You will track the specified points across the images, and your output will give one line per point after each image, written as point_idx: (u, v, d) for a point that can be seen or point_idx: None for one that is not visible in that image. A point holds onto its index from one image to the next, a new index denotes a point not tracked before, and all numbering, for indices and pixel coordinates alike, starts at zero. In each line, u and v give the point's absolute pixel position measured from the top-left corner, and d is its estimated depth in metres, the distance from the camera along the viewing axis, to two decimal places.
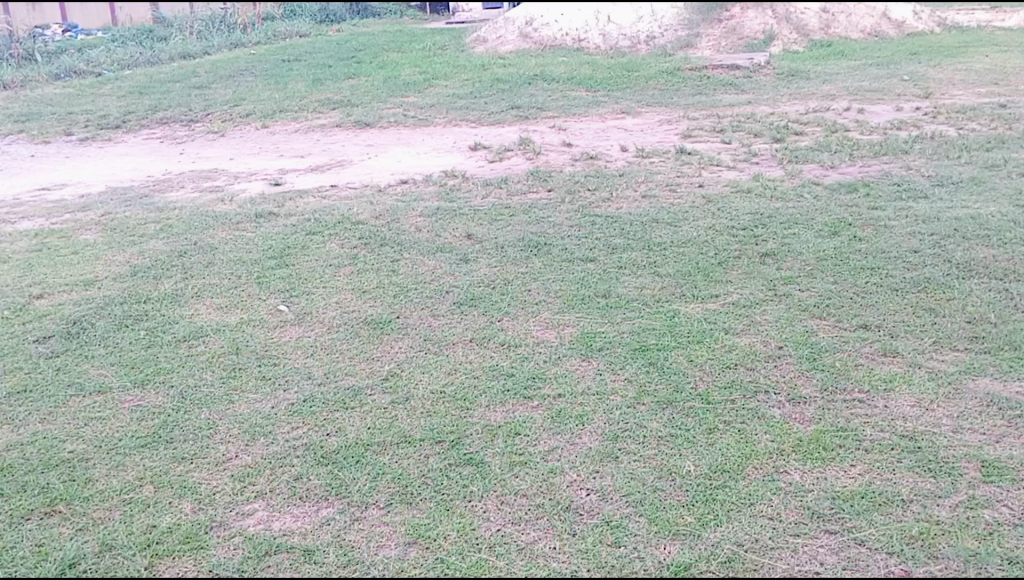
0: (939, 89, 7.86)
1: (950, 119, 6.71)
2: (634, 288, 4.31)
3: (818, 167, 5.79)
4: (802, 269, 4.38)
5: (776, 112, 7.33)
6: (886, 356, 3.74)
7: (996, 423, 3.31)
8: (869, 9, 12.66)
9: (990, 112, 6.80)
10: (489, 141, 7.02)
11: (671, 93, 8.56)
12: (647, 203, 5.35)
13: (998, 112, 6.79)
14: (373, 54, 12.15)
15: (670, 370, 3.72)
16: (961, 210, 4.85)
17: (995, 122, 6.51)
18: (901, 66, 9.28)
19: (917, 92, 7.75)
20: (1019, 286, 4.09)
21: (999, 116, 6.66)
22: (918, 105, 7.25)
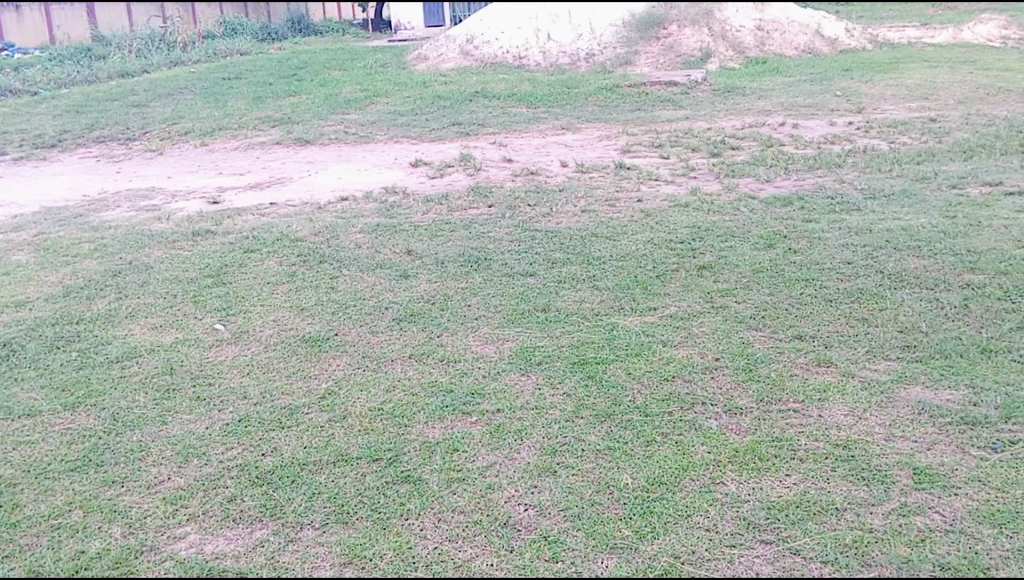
0: (871, 104, 8.04)
1: (882, 133, 6.86)
2: (573, 301, 4.34)
3: (754, 181, 5.88)
4: (739, 281, 4.44)
5: (713, 127, 7.44)
6: (820, 366, 3.79)
7: (928, 431, 3.36)
8: (803, 25, 12.97)
9: (920, 126, 6.95)
10: (430, 157, 7.05)
11: (610, 109, 8.68)
12: (587, 217, 5.40)
13: (928, 126, 6.95)
14: (315, 73, 12.19)
15: (609, 383, 3.73)
16: (893, 222, 4.96)
17: (925, 136, 6.66)
18: (833, 81, 9.48)
19: (850, 107, 7.92)
20: (949, 295, 4.17)
21: (929, 130, 6.82)
22: (850, 120, 7.41)
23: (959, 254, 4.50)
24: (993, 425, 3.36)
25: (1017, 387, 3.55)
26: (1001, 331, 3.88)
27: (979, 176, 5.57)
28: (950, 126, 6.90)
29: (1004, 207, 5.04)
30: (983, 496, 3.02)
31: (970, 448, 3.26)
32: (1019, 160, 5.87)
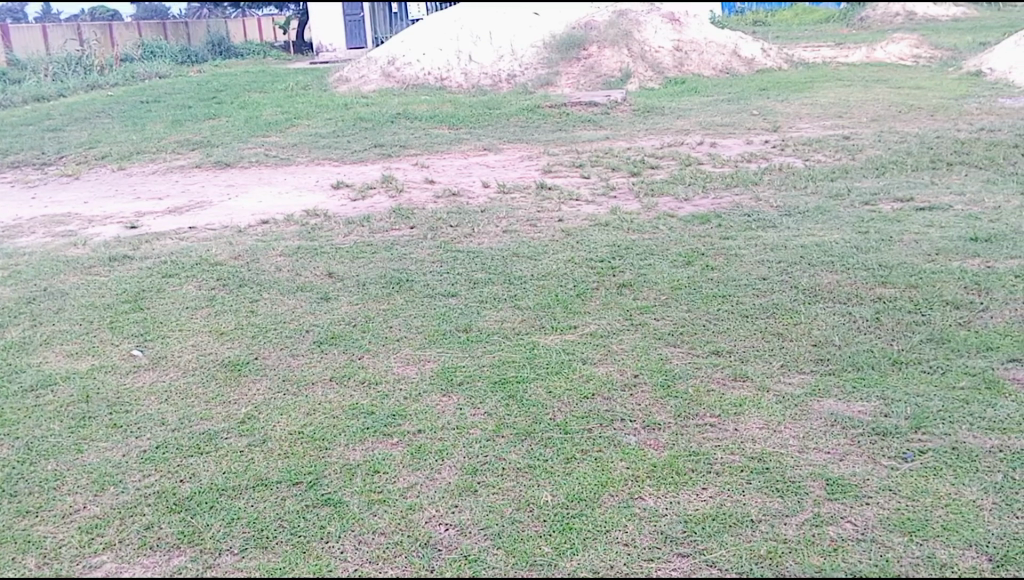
0: (787, 123, 8.23)
1: (797, 151, 7.03)
2: (494, 321, 4.38)
3: (673, 200, 5.98)
4: (658, 298, 4.51)
5: (632, 147, 7.56)
6: (737, 380, 3.86)
7: (840, 442, 3.44)
8: (720, 45, 13.22)
9: (834, 144, 7.13)
10: (352, 179, 7.06)
11: (532, 129, 8.78)
12: (508, 237, 5.46)
13: (842, 143, 7.13)
14: (235, 95, 12.17)
15: (529, 402, 3.77)
16: (807, 238, 5.09)
17: (839, 153, 6.84)
18: (750, 101, 9.68)
19: (766, 126, 8.11)
20: (862, 308, 4.28)
21: (842, 147, 7.00)
22: (767, 139, 7.58)
23: (871, 268, 4.64)
24: (903, 435, 3.45)
25: (926, 397, 3.66)
26: (911, 343, 3.99)
27: (891, 192, 5.74)
28: (863, 143, 7.09)
29: (914, 222, 5.20)
30: (893, 504, 3.09)
31: (881, 458, 3.34)
32: (928, 175, 6.06)
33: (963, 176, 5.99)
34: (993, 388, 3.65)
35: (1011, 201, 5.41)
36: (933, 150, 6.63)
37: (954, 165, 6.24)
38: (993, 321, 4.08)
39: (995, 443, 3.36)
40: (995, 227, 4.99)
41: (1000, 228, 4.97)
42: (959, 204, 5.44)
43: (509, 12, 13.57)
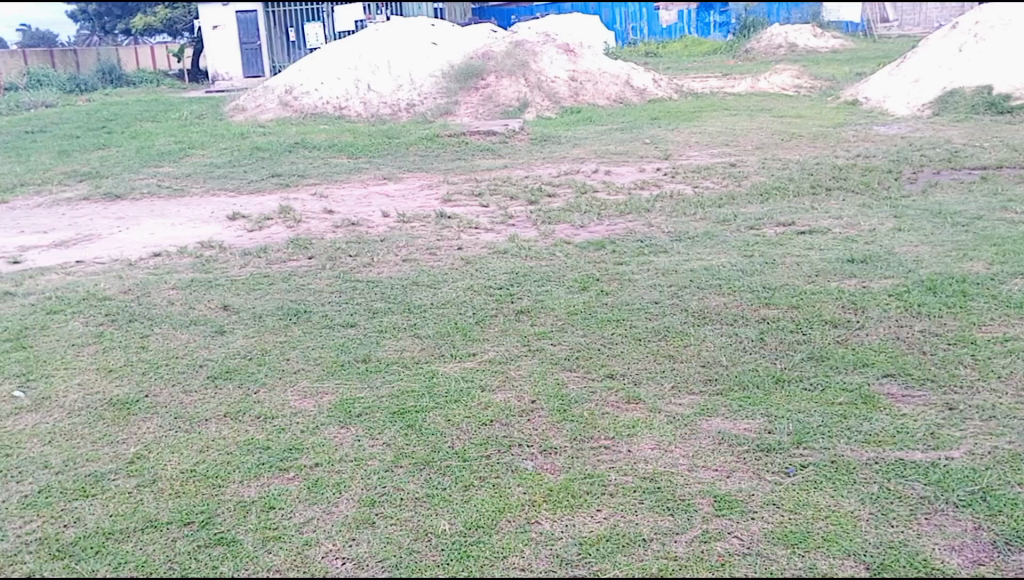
0: (678, 151, 8.53)
1: (687, 178, 7.29)
2: (394, 350, 4.40)
3: (569, 227, 6.14)
4: (555, 324, 4.62)
5: (530, 175, 7.71)
6: (629, 403, 3.92)
7: (727, 459, 3.51)
8: (613, 76, 13.43)
9: (721, 171, 7.43)
10: (248, 210, 6.96)
11: (431, 158, 8.85)
12: (407, 266, 5.51)
13: (729, 170, 7.44)
14: (124, 126, 11.85)
15: (428, 430, 3.76)
16: (696, 262, 5.30)
17: (726, 180, 7.12)
18: (643, 130, 9.99)
19: (658, 154, 8.39)
20: (747, 329, 4.45)
21: (730, 174, 7.30)
22: (659, 167, 7.84)
23: (756, 290, 4.85)
24: (785, 451, 3.54)
25: (808, 413, 3.76)
26: (793, 361, 4.13)
27: (774, 217, 6.03)
28: (749, 170, 7.40)
29: (796, 245, 5.47)
30: (778, 518, 3.16)
31: (766, 473, 3.41)
32: (809, 201, 6.38)
33: (840, 201, 6.33)
34: (869, 403, 3.77)
35: (884, 224, 5.75)
36: (812, 176, 6.98)
37: (833, 190, 6.59)
38: (869, 338, 4.27)
39: (871, 455, 3.47)
40: (870, 249, 5.30)
41: (874, 250, 5.27)
42: (837, 227, 5.75)
43: (406, 41, 13.78)
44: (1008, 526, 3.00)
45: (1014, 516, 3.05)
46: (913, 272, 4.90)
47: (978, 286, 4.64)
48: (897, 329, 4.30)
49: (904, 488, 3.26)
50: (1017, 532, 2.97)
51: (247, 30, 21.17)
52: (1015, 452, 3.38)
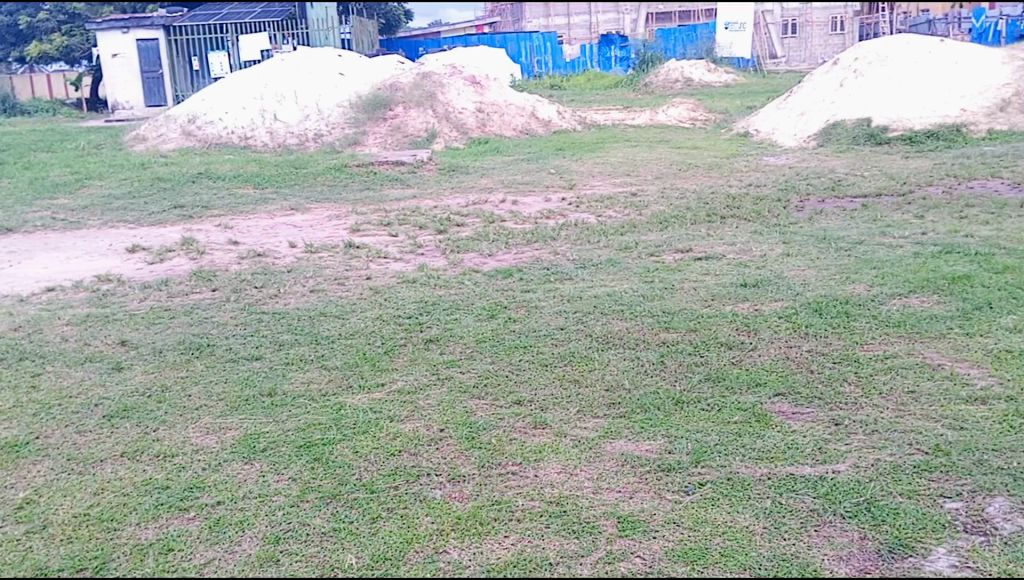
0: (582, 181, 8.74)
1: (590, 207, 7.49)
2: (300, 383, 4.35)
3: (477, 256, 6.23)
4: (463, 352, 4.66)
5: (439, 206, 7.76)
6: (536, 428, 3.98)
7: (630, 480, 3.60)
8: (519, 108, 13.58)
9: (623, 200, 7.66)
10: (149, 242, 6.78)
11: (340, 188, 8.81)
12: (315, 297, 5.48)
13: (630, 200, 7.68)
14: (20, 156, 11.37)
15: (335, 463, 3.71)
16: (600, 289, 5.46)
17: (627, 209, 7.35)
18: (548, 160, 10.21)
19: (563, 184, 8.58)
20: (648, 352, 4.60)
21: (631, 203, 7.54)
22: (563, 196, 8.02)
23: (656, 315, 5.03)
24: (685, 470, 3.65)
25: (705, 433, 3.89)
26: (691, 383, 4.28)
27: (672, 244, 6.27)
28: (649, 200, 7.66)
29: (693, 271, 5.70)
30: (678, 536, 3.25)
31: (666, 493, 3.51)
32: (705, 228, 6.66)
33: (735, 228, 6.62)
34: (761, 421, 3.94)
35: (774, 249, 6.06)
36: (709, 205, 7.28)
37: (728, 218, 6.89)
38: (761, 358, 4.47)
39: (764, 471, 3.62)
40: (761, 273, 5.57)
41: (765, 274, 5.55)
42: (731, 253, 6.03)
43: (314, 72, 13.93)
44: (890, 535, 3.17)
45: (895, 525, 3.22)
46: (800, 295, 5.18)
47: (859, 307, 4.94)
48: (787, 349, 4.53)
49: (795, 502, 3.41)
50: (899, 540, 3.13)
51: (148, 59, 20.67)
52: (895, 464, 3.59)
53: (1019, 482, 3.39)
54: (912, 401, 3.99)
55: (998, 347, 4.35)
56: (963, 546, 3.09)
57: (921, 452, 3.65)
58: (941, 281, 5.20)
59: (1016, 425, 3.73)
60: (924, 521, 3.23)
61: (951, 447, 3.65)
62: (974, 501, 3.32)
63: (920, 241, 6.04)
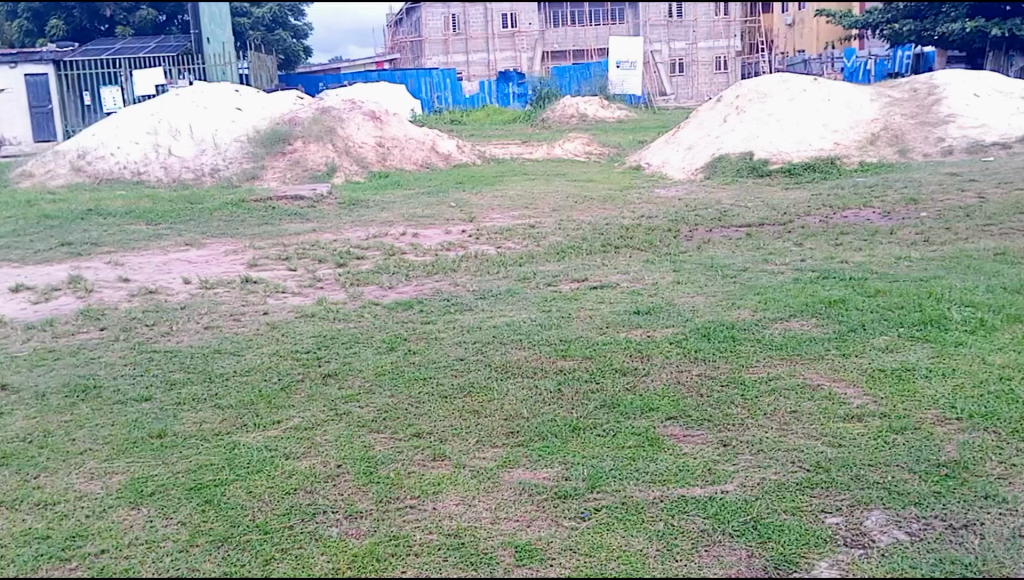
0: (482, 213, 8.88)
1: (489, 239, 7.64)
2: (192, 423, 4.25)
3: (378, 289, 6.28)
4: (362, 386, 4.65)
5: (339, 239, 7.78)
6: (435, 460, 3.97)
7: (528, 509, 3.59)
8: (419, 142, 13.83)
9: (522, 232, 7.83)
10: (33, 281, 6.55)
11: (236, 224, 8.68)
12: (209, 333, 5.41)
13: (529, 231, 7.85)
14: None
15: (227, 505, 3.59)
16: (499, 318, 5.56)
17: (526, 241, 7.51)
18: (448, 193, 10.33)
19: (463, 216, 8.70)
20: (546, 381, 4.68)
21: (529, 234, 7.71)
22: (464, 228, 8.14)
23: (554, 344, 5.14)
24: (581, 496, 3.68)
25: (600, 458, 3.95)
26: (587, 410, 4.37)
27: (569, 274, 6.46)
28: (547, 231, 7.84)
29: (589, 300, 5.87)
30: (574, 562, 3.24)
31: (563, 520, 3.52)
32: (599, 258, 6.88)
33: (628, 258, 6.86)
34: (655, 445, 4.04)
35: (665, 277, 6.29)
36: (603, 236, 7.52)
37: (621, 248, 7.12)
38: (654, 383, 4.61)
39: (657, 494, 3.68)
40: (653, 301, 5.77)
41: (657, 302, 5.75)
42: (625, 282, 6.23)
43: (209, 106, 13.95)
44: (776, 551, 3.25)
45: (781, 541, 3.32)
46: (690, 321, 5.38)
47: (745, 331, 5.16)
48: (677, 374, 4.68)
49: (686, 523, 3.47)
50: (785, 556, 3.22)
51: (36, 93, 20.28)
52: (780, 482, 3.71)
53: (894, 495, 3.55)
54: (794, 421, 4.17)
55: (872, 366, 4.61)
56: (844, 559, 3.19)
57: (803, 470, 3.80)
58: (819, 305, 5.49)
59: (889, 441, 3.94)
60: (807, 537, 3.33)
61: (831, 463, 3.81)
62: (853, 515, 3.46)
63: (800, 267, 6.37)
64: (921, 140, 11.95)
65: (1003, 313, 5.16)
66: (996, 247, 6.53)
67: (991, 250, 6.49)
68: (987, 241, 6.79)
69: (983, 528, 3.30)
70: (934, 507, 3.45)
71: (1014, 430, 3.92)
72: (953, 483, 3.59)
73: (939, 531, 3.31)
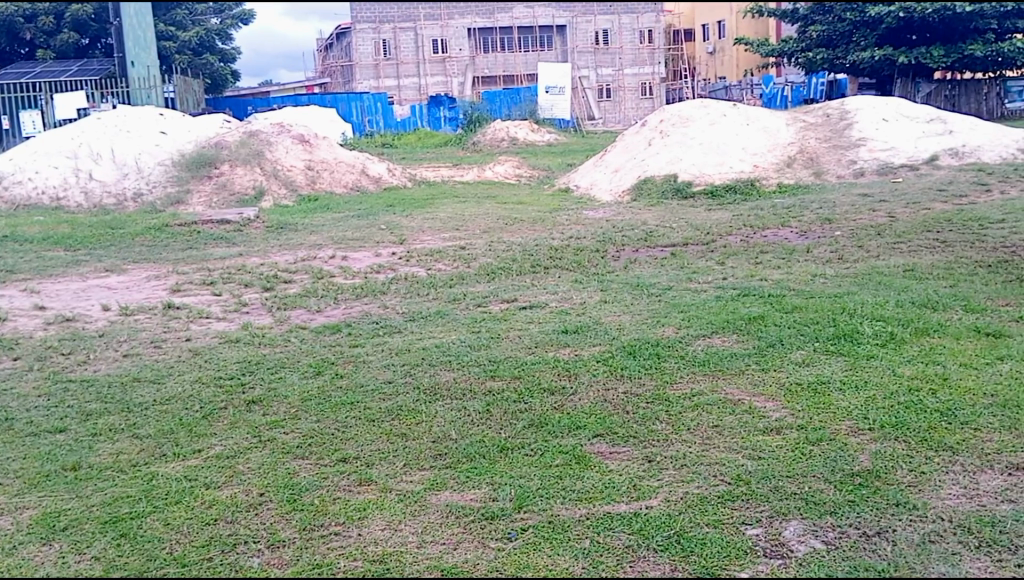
0: (413, 236, 8.91)
1: (420, 261, 7.67)
2: (109, 455, 4.16)
3: (305, 312, 6.25)
4: (287, 412, 4.60)
5: (266, 263, 7.72)
6: (361, 485, 3.94)
7: (455, 531, 3.58)
8: (350, 165, 13.80)
9: (452, 253, 7.89)
10: None
11: (159, 249, 8.52)
12: (128, 361, 5.30)
13: (459, 253, 7.91)
14: None
15: (143, 538, 3.50)
16: (428, 340, 5.58)
17: (456, 262, 7.57)
18: (378, 216, 10.32)
19: (393, 239, 8.72)
20: (474, 402, 4.70)
21: (460, 256, 7.77)
22: (393, 251, 8.16)
23: (482, 364, 5.17)
24: (507, 516, 3.68)
25: (527, 477, 3.98)
26: (515, 429, 4.40)
27: (499, 294, 6.52)
28: (477, 253, 7.91)
29: (518, 320, 5.93)
30: None
31: (489, 541, 3.51)
32: (529, 279, 6.96)
33: (557, 277, 6.97)
34: (582, 463, 4.08)
35: (593, 297, 6.40)
36: (533, 256, 7.62)
37: (551, 269, 7.23)
38: (581, 402, 4.67)
39: (583, 512, 3.71)
40: (581, 320, 5.86)
41: (585, 321, 5.84)
42: (553, 301, 6.32)
43: (133, 130, 13.79)
44: (697, 565, 3.31)
45: (702, 554, 3.37)
46: (616, 339, 5.48)
47: (669, 349, 5.28)
48: (604, 392, 4.75)
49: (611, 540, 3.50)
50: (705, 570, 3.28)
51: None
52: (702, 496, 3.79)
53: (810, 505, 3.65)
54: (716, 435, 4.27)
55: (790, 381, 4.76)
56: (763, 570, 3.26)
57: (724, 483, 3.89)
58: (740, 321, 5.65)
59: (806, 452, 4.06)
60: (729, 549, 3.40)
61: (751, 476, 3.91)
62: (772, 526, 3.54)
63: (721, 285, 6.55)
64: (835, 162, 12.41)
65: (911, 326, 5.40)
66: (905, 264, 6.83)
67: (901, 267, 6.78)
68: (896, 257, 7.09)
69: (895, 535, 3.42)
70: (848, 516, 3.56)
71: (922, 438, 4.09)
72: (866, 491, 3.72)
73: (853, 539, 3.41)
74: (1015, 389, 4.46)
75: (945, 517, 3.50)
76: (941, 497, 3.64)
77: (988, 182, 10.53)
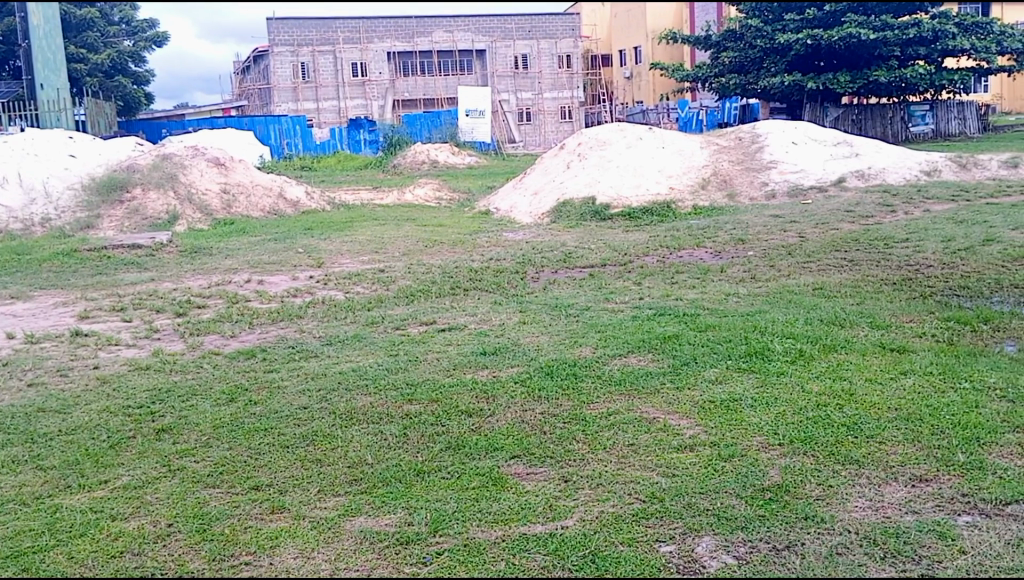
0: (331, 259, 8.87)
1: (339, 284, 7.65)
2: (10, 488, 4.01)
3: (219, 337, 6.16)
4: (199, 440, 4.51)
5: (178, 288, 7.60)
6: (274, 513, 3.87)
7: (369, 557, 3.52)
8: (267, 189, 13.76)
9: (371, 276, 7.89)
10: None
11: (68, 275, 8.30)
12: (32, 391, 5.14)
13: (377, 275, 7.91)
14: None
15: (45, 573, 3.37)
16: (346, 364, 5.55)
17: (374, 285, 7.56)
18: (295, 240, 10.25)
19: (311, 262, 8.65)
20: (391, 426, 4.68)
21: (378, 279, 7.76)
22: (311, 274, 8.12)
23: (400, 388, 5.16)
24: (422, 541, 3.64)
25: (443, 501, 3.96)
26: (432, 453, 4.39)
27: (418, 317, 6.53)
28: (396, 275, 7.91)
29: (436, 342, 5.94)
30: None
31: (404, 566, 3.47)
32: (448, 301, 6.98)
33: (476, 299, 7.01)
34: (498, 484, 4.08)
35: (511, 318, 6.45)
36: (452, 278, 7.66)
37: (470, 290, 7.27)
38: (498, 423, 4.70)
39: (499, 534, 3.70)
40: (499, 341, 5.90)
41: (503, 342, 5.88)
42: (471, 323, 6.35)
43: (41, 154, 13.47)
44: None
45: (616, 574, 3.39)
46: (534, 359, 5.53)
47: (585, 368, 5.36)
48: (521, 413, 4.78)
49: (527, 561, 3.49)
50: None
51: None
52: (617, 514, 3.81)
53: (721, 521, 3.70)
54: (631, 453, 4.33)
55: (704, 399, 4.85)
56: None
57: (638, 501, 3.92)
58: (655, 340, 5.76)
59: (718, 468, 4.14)
60: (642, 567, 3.42)
61: (664, 493, 3.95)
62: (685, 543, 3.58)
63: (638, 305, 6.67)
64: (748, 184, 12.79)
65: (819, 343, 5.58)
66: (814, 283, 7.07)
67: (811, 285, 7.01)
68: (807, 276, 7.34)
69: (804, 548, 3.49)
70: (759, 530, 3.63)
71: (830, 452, 4.21)
72: (776, 505, 3.79)
73: (763, 553, 3.47)
74: (918, 403, 4.64)
75: (851, 529, 3.58)
76: (847, 510, 3.73)
77: (893, 203, 10.97)
